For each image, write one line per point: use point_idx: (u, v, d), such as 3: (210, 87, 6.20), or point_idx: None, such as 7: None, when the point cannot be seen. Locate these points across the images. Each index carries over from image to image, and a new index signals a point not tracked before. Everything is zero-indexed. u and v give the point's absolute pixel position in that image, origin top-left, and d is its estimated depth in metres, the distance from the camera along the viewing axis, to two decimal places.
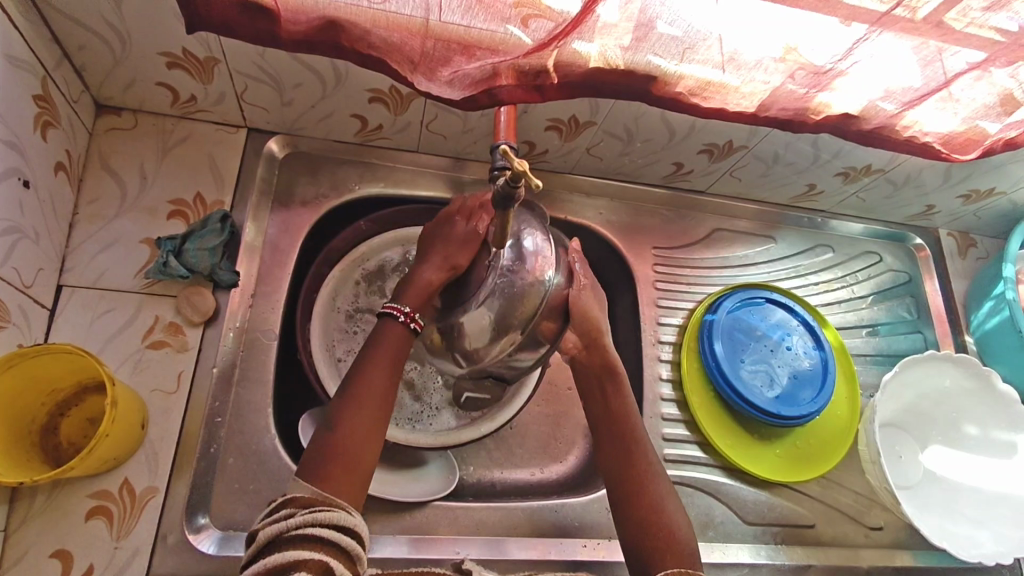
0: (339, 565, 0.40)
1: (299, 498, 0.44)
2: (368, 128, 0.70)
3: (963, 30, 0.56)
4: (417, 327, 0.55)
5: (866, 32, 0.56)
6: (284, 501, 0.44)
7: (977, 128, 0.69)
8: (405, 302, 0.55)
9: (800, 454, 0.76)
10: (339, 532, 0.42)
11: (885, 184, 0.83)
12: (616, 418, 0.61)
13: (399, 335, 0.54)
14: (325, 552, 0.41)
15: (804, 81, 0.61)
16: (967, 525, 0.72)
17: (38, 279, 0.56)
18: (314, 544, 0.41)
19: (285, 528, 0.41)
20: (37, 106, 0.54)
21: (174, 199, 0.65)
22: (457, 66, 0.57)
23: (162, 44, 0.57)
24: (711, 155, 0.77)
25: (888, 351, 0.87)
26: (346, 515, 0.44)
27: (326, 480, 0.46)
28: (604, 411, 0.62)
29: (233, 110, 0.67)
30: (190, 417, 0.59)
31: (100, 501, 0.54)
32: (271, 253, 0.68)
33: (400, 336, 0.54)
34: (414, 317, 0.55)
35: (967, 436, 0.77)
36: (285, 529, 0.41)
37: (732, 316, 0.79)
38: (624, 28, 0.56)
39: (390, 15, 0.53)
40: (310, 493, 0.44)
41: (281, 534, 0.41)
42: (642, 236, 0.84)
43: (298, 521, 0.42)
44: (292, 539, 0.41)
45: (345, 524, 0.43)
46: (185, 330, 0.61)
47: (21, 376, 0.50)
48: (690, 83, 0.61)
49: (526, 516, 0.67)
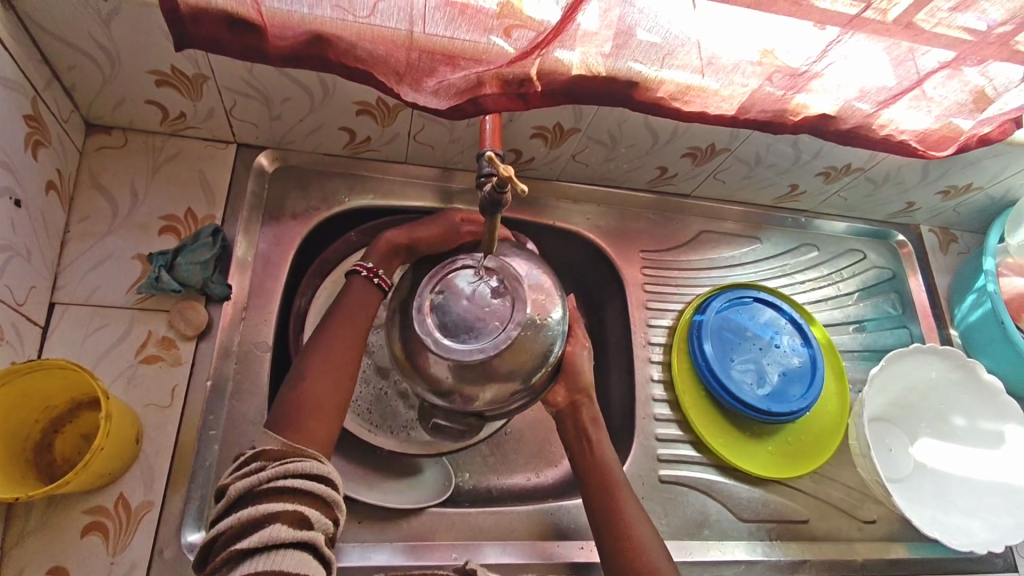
0: (317, 514, 0.43)
1: (268, 451, 0.46)
2: (357, 140, 0.71)
3: (932, 30, 0.58)
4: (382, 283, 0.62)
5: (839, 34, 0.57)
6: (255, 456, 0.46)
7: (951, 125, 0.71)
8: (367, 260, 0.62)
9: (792, 450, 0.77)
10: (312, 479, 0.45)
11: (865, 183, 0.85)
12: (593, 454, 0.63)
13: (366, 289, 0.61)
14: (297, 502, 0.43)
15: (782, 84, 0.63)
16: (959, 515, 0.73)
17: (30, 297, 0.56)
18: (289, 496, 0.43)
19: (256, 482, 0.43)
20: (27, 126, 0.55)
21: (164, 214, 0.66)
22: (441, 76, 0.58)
23: (151, 63, 0.58)
24: (694, 158, 0.78)
25: (875, 346, 0.88)
26: (318, 464, 0.46)
27: (300, 432, 0.50)
28: (584, 449, 0.63)
29: (222, 125, 0.68)
30: (185, 431, 0.59)
31: (95, 517, 0.54)
32: (262, 265, 0.69)
33: (367, 289, 0.61)
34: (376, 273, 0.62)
35: (955, 427, 0.78)
36: (257, 484, 0.43)
37: (721, 316, 0.80)
38: (604, 36, 0.57)
39: (375, 29, 0.54)
40: (278, 446, 0.47)
41: (253, 489, 0.43)
42: (629, 240, 0.85)
43: (268, 474, 0.44)
44: (263, 492, 0.43)
45: (317, 471, 0.45)
46: (178, 345, 0.61)
47: (14, 394, 0.50)
48: (671, 87, 0.63)
49: (523, 520, 0.67)
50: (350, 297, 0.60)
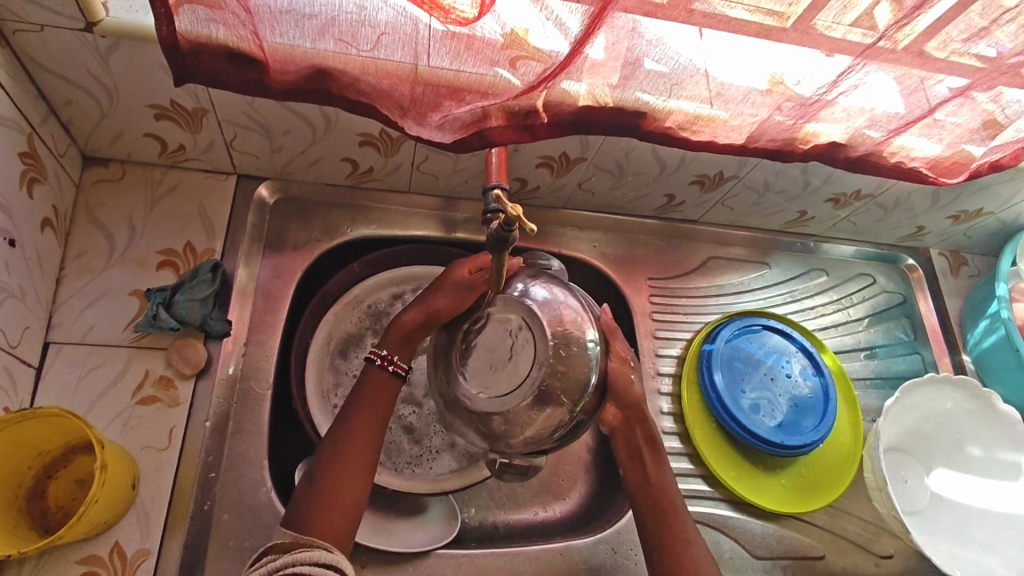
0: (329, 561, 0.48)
1: (281, 544, 0.49)
2: (360, 171, 0.70)
3: (945, 59, 0.57)
4: (395, 367, 0.61)
5: (851, 64, 0.56)
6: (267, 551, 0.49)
7: (963, 152, 0.70)
8: (381, 345, 0.61)
9: (805, 483, 0.75)
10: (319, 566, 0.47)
11: (875, 208, 0.83)
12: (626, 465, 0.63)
13: (384, 379, 0.60)
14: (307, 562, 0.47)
15: (792, 113, 0.62)
16: (978, 550, 0.71)
17: (24, 338, 0.55)
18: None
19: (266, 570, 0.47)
20: (23, 163, 0.54)
21: (163, 249, 0.64)
22: (447, 110, 0.57)
23: (149, 97, 0.57)
24: (702, 186, 0.77)
25: (888, 374, 0.87)
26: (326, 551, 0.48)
27: (308, 529, 0.51)
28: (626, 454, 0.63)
29: (223, 157, 0.66)
30: (182, 473, 0.57)
31: (90, 567, 0.52)
32: (263, 300, 0.67)
33: (384, 378, 0.60)
34: (389, 358, 0.61)
35: (971, 457, 0.77)
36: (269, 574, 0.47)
37: (731, 345, 0.78)
38: (612, 67, 0.56)
39: (379, 62, 0.53)
40: (291, 538, 0.49)
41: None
42: (636, 267, 0.84)
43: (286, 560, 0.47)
44: None
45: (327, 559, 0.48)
46: (176, 384, 0.60)
47: (5, 442, 0.48)
48: (679, 118, 0.62)
49: (531, 561, 0.65)
50: (368, 387, 0.59)
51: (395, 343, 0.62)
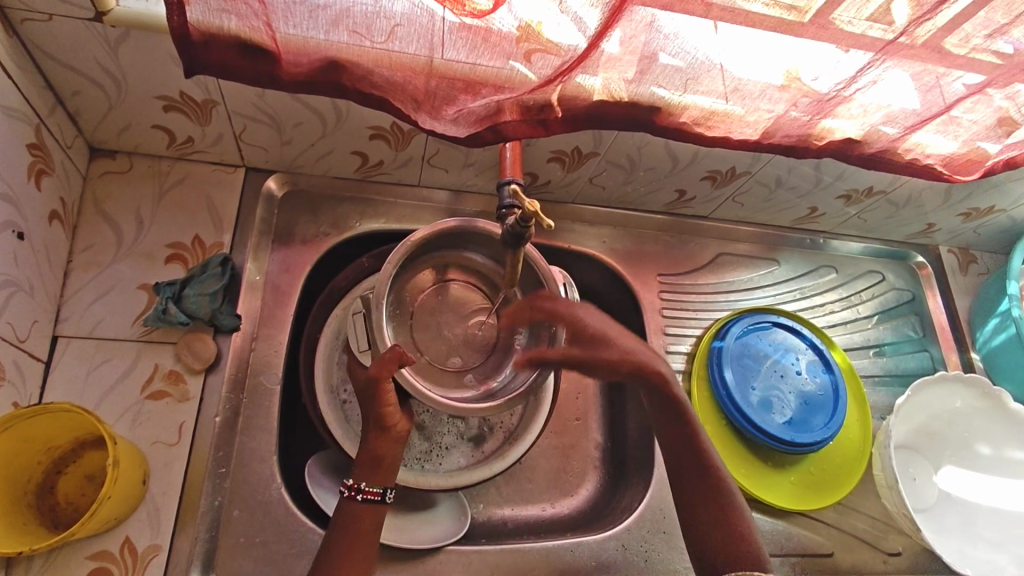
0: None
1: None
2: (369, 164, 0.70)
3: (966, 55, 0.56)
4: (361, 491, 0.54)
5: (870, 60, 0.56)
6: None
7: (978, 149, 0.69)
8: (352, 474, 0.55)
9: (813, 481, 0.75)
10: None
11: (886, 205, 0.83)
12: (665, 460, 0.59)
13: (348, 504, 0.54)
14: None
15: (808, 109, 0.62)
16: (987, 549, 0.71)
17: (32, 332, 0.54)
18: None
19: None
20: (31, 155, 0.53)
21: (172, 242, 0.64)
22: (461, 104, 0.56)
23: (158, 88, 0.56)
24: (714, 181, 0.77)
25: (896, 371, 0.86)
26: None
27: None
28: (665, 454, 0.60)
29: (231, 150, 0.66)
30: (193, 468, 0.57)
31: (100, 563, 0.52)
32: (273, 294, 0.67)
33: (358, 505, 0.54)
34: (353, 486, 0.54)
35: (980, 456, 0.77)
36: None
37: (740, 342, 0.78)
38: (628, 61, 0.55)
39: (393, 55, 0.52)
40: None
41: None
42: (646, 263, 0.83)
43: None
44: None
45: None
46: (185, 379, 0.59)
47: (17, 438, 0.48)
48: (694, 113, 0.61)
49: (541, 557, 0.65)
50: (349, 527, 0.52)
51: (363, 468, 0.55)
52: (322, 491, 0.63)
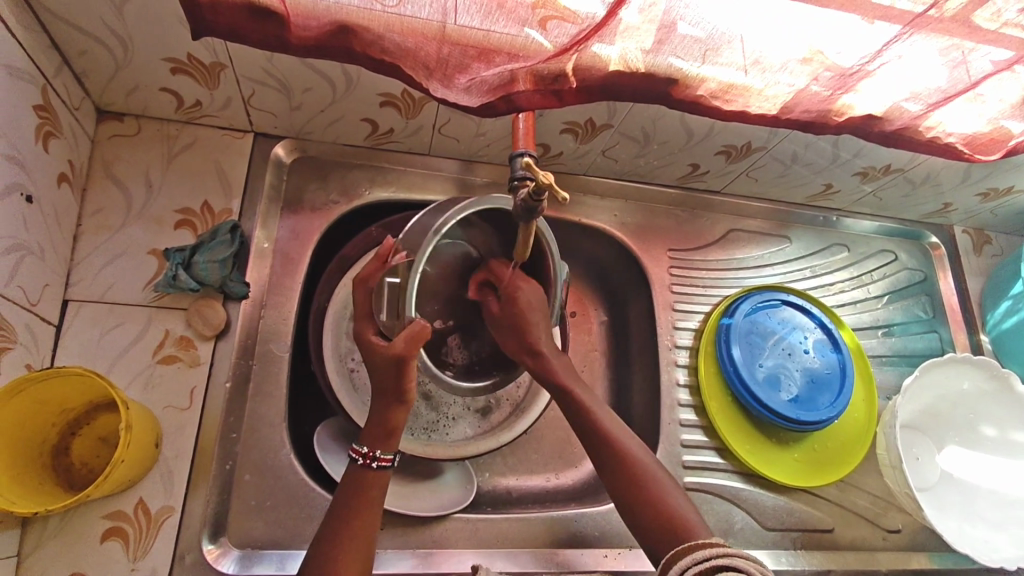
0: None
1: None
2: (379, 131, 0.69)
3: (997, 30, 0.54)
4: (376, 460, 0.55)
5: (899, 32, 0.54)
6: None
7: (1002, 128, 0.68)
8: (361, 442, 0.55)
9: (817, 458, 0.75)
10: None
11: (903, 183, 0.81)
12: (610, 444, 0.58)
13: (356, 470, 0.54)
14: None
15: (829, 83, 0.60)
16: (986, 528, 0.71)
17: (43, 296, 0.54)
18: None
19: None
20: (38, 116, 0.52)
21: (181, 208, 0.63)
22: (474, 73, 0.55)
23: (165, 49, 0.55)
24: (728, 156, 0.75)
25: (904, 351, 0.86)
26: None
27: None
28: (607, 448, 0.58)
29: (240, 114, 0.65)
30: (204, 433, 0.58)
31: (114, 522, 0.53)
32: (282, 261, 0.67)
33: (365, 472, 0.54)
34: (370, 454, 0.55)
35: (984, 437, 0.77)
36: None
37: (749, 320, 0.78)
38: (646, 30, 0.53)
39: (405, 20, 0.50)
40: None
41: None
42: (656, 237, 0.82)
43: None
44: None
45: None
46: (196, 344, 0.60)
47: (29, 400, 0.49)
48: (712, 85, 0.60)
49: (546, 526, 0.66)
50: (358, 492, 0.53)
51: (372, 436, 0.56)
52: (331, 457, 0.64)
